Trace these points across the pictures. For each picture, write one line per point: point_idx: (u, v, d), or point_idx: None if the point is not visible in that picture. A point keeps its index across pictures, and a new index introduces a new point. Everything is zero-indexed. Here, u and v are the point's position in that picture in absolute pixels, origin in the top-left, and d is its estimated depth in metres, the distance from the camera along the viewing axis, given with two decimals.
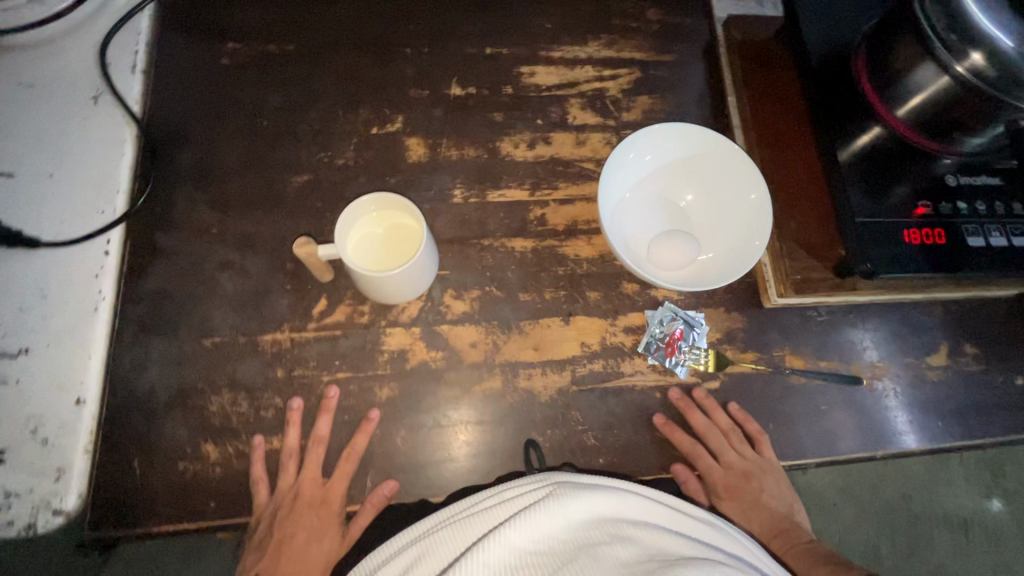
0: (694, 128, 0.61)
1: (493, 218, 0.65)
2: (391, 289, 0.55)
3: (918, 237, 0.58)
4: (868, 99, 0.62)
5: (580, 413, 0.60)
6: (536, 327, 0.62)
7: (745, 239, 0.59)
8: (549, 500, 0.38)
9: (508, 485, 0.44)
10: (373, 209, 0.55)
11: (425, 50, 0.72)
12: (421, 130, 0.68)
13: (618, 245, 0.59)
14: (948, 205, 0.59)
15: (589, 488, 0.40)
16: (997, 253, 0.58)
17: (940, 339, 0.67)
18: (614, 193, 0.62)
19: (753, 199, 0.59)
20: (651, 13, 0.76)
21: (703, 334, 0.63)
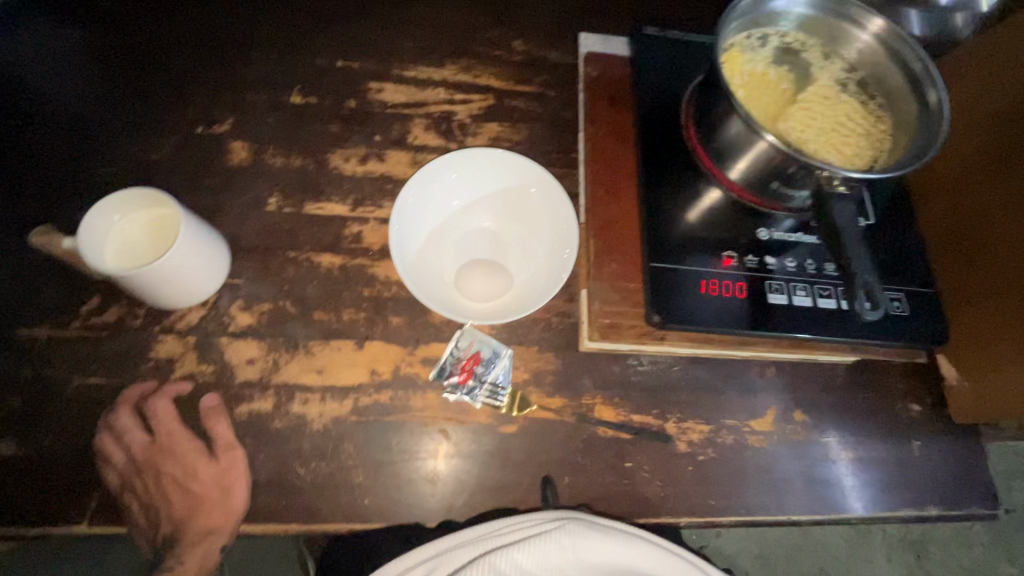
0: (449, 157, 0.58)
1: (305, 231, 0.62)
2: (178, 281, 0.52)
3: (721, 289, 0.58)
4: (695, 152, 0.62)
5: (354, 447, 0.55)
6: (325, 349, 0.58)
7: (554, 234, 0.59)
8: (558, 535, 0.49)
9: (527, 515, 0.51)
10: (118, 217, 0.51)
11: (272, 57, 0.70)
12: (249, 135, 0.66)
13: (410, 276, 0.55)
14: (755, 258, 0.59)
15: (601, 531, 0.51)
16: (798, 312, 0.57)
17: (771, 402, 0.63)
18: (416, 219, 0.58)
19: (535, 192, 0.60)
20: (517, 42, 0.75)
21: (508, 363, 0.60)
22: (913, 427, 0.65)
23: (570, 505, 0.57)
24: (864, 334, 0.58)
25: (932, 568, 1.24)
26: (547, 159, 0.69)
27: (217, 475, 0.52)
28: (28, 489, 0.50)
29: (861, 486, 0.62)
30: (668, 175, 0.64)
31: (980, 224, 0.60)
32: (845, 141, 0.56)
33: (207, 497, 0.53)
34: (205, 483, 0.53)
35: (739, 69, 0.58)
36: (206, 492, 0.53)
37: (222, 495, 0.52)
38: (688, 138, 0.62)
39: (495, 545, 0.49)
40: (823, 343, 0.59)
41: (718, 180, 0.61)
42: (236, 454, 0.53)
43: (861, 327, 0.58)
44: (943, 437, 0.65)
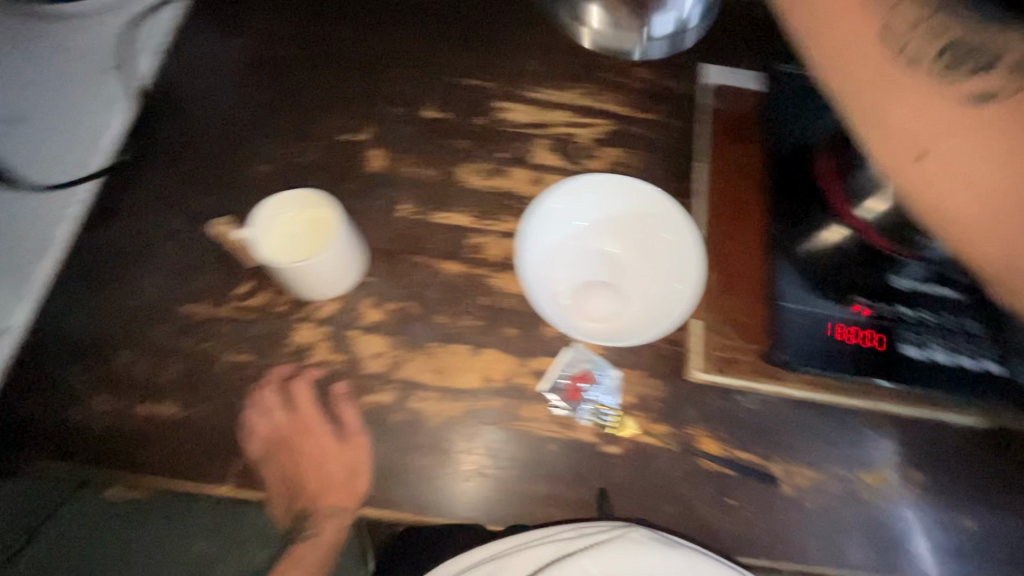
0: (598, 178, 0.61)
1: (431, 238, 0.66)
2: (326, 275, 0.57)
3: (851, 337, 0.56)
4: (827, 197, 0.61)
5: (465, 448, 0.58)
6: (443, 351, 0.61)
7: (676, 282, 0.59)
8: (622, 545, 0.52)
9: (586, 524, 0.54)
10: (288, 209, 0.57)
11: (411, 75, 0.75)
12: (387, 145, 0.71)
13: (534, 289, 0.59)
14: (889, 307, 0.57)
15: (665, 548, 0.52)
16: (930, 367, 0.56)
17: (884, 456, 0.61)
18: (544, 234, 0.61)
19: (670, 240, 0.60)
20: (641, 70, 0.77)
21: (617, 385, 0.61)
22: None
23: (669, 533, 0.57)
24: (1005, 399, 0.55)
25: None
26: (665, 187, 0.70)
27: (345, 458, 0.57)
28: (181, 449, 0.56)
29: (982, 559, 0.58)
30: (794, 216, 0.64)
31: None
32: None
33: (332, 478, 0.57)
34: (337, 467, 0.57)
35: None
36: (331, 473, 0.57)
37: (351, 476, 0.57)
38: (822, 181, 0.62)
39: (561, 552, 0.52)
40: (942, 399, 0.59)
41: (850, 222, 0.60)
42: (363, 441, 0.58)
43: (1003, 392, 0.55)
44: None
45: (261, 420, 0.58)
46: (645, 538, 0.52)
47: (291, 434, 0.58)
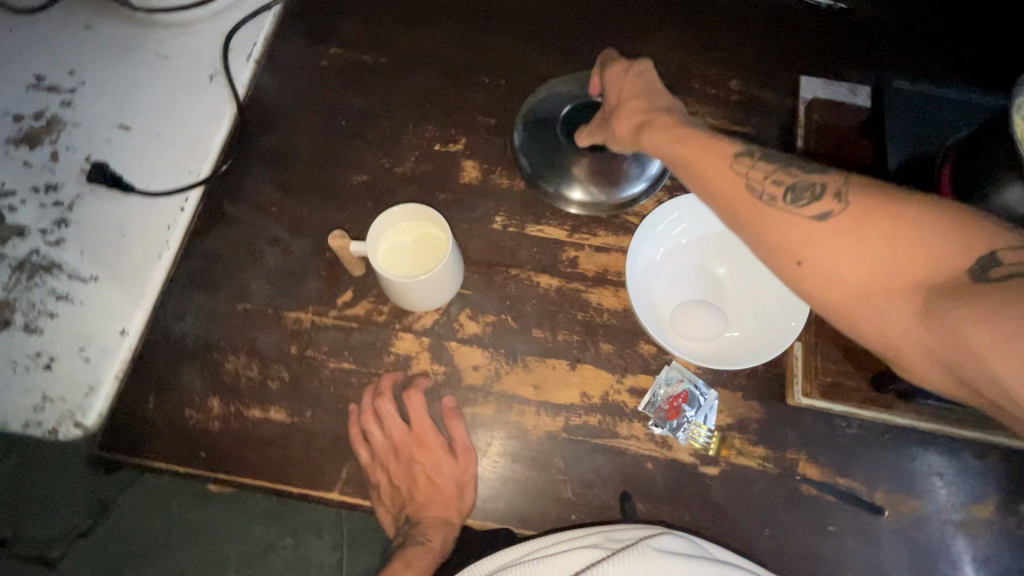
0: None
1: (525, 250, 0.67)
2: (431, 291, 0.58)
3: None
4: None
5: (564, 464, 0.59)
6: (540, 365, 0.62)
7: (779, 318, 0.58)
8: (649, 549, 0.46)
9: (619, 530, 0.50)
10: (404, 221, 0.59)
11: (502, 83, 0.75)
12: (479, 155, 0.71)
13: (638, 303, 0.58)
14: None
15: (693, 559, 0.47)
16: None
17: (991, 489, 0.59)
18: (651, 247, 0.62)
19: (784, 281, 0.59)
20: (734, 82, 0.75)
21: (714, 406, 0.61)
22: None
23: (767, 557, 0.57)
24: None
25: None
26: None
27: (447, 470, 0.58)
28: (292, 453, 0.58)
29: None
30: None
31: None
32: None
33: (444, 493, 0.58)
34: (443, 476, 0.58)
35: None
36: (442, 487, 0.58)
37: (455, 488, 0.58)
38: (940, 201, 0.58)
39: (586, 557, 0.47)
40: None
41: None
42: (472, 456, 0.58)
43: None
44: None
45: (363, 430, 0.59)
46: (672, 544, 0.47)
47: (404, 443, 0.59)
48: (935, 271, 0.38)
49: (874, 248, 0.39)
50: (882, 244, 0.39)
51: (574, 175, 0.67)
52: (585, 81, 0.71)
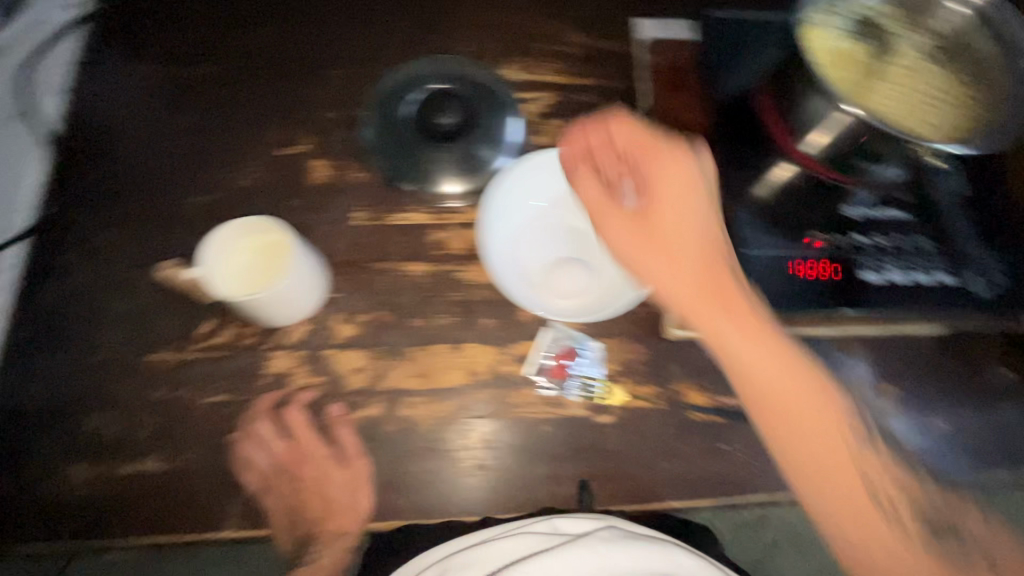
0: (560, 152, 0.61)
1: (391, 241, 0.65)
2: (290, 302, 0.56)
3: (812, 272, 0.60)
4: (771, 130, 0.61)
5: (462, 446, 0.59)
6: (424, 354, 0.61)
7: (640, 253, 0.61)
8: (596, 542, 0.48)
9: (564, 518, 0.52)
10: (243, 237, 0.55)
11: (340, 74, 0.72)
12: (328, 153, 0.68)
13: (507, 275, 0.59)
14: (841, 237, 0.61)
15: (637, 541, 0.49)
16: (887, 288, 0.60)
17: (858, 375, 0.64)
18: (510, 214, 0.62)
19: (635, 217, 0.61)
20: (574, 35, 0.75)
21: (600, 356, 0.62)
22: (1010, 392, 0.64)
23: (669, 487, 0.59)
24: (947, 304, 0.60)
25: None
26: None
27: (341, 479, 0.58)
28: (177, 500, 0.55)
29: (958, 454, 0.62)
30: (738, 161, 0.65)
31: None
32: (929, 114, 0.54)
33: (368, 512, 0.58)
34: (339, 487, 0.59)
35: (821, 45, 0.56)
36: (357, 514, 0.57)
37: (354, 496, 0.58)
38: (762, 116, 0.62)
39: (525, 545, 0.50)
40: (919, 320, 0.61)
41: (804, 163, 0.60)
42: (371, 467, 0.58)
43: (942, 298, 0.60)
44: None
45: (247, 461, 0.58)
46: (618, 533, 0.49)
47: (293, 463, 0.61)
48: (805, 400, 0.53)
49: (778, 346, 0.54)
50: (828, 415, 0.53)
51: (444, 164, 0.66)
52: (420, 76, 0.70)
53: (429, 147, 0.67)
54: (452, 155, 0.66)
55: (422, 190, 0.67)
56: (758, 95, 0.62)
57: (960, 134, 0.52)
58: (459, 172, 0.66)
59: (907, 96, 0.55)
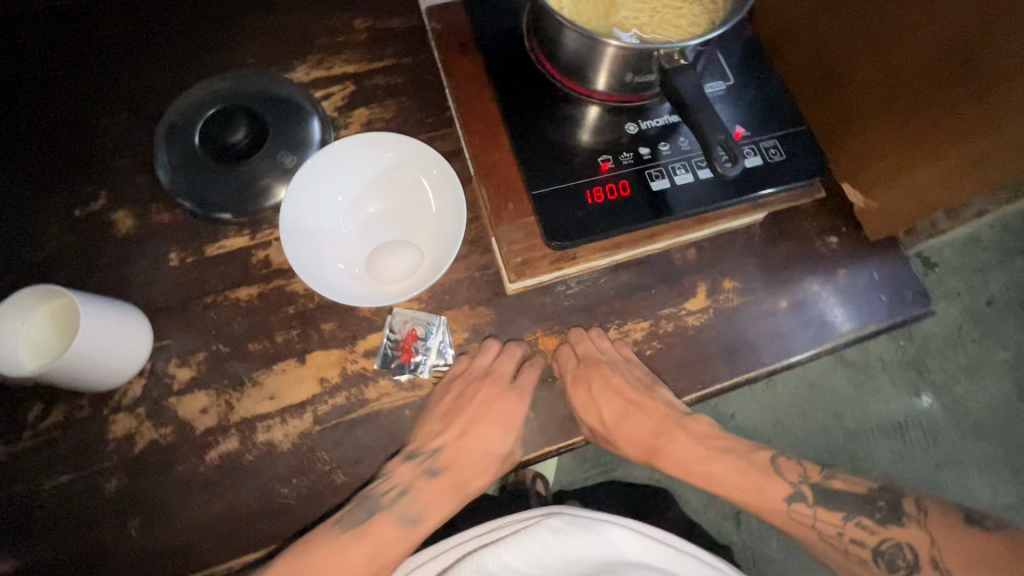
0: (340, 151, 0.60)
1: (214, 273, 0.63)
2: (101, 361, 0.54)
3: (606, 196, 0.60)
4: (557, 80, 0.65)
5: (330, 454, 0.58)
6: (270, 375, 0.60)
7: (447, 210, 0.61)
8: (540, 531, 0.59)
9: (514, 516, 0.62)
10: (40, 308, 0.53)
11: (124, 118, 0.68)
12: (127, 202, 0.65)
13: (334, 286, 0.58)
14: (629, 154, 0.62)
15: (582, 525, 0.61)
16: (683, 192, 0.60)
17: (698, 279, 0.66)
18: (320, 224, 0.60)
19: (434, 176, 0.61)
20: (359, 21, 0.74)
21: (445, 328, 0.62)
22: (835, 256, 0.68)
23: None
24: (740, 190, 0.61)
25: (930, 380, 1.48)
26: (422, 125, 0.69)
27: (212, 523, 0.56)
28: None
29: (801, 326, 0.65)
30: (528, 112, 0.64)
31: (839, 46, 0.64)
32: (676, 16, 0.57)
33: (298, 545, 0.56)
34: (213, 533, 0.55)
35: None
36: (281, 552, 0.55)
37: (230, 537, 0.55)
38: (546, 69, 0.66)
39: (494, 536, 0.59)
40: (726, 214, 0.63)
41: (597, 96, 0.63)
42: (245, 506, 0.56)
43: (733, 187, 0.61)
44: (864, 255, 0.69)
45: (111, 531, 0.55)
46: (562, 520, 0.61)
47: (161, 512, 0.56)
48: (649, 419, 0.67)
49: (600, 400, 0.64)
50: (649, 416, 0.66)
51: (258, 182, 0.64)
52: (200, 101, 0.67)
53: (238, 169, 0.65)
54: (261, 175, 0.65)
55: (239, 216, 0.64)
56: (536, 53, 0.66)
57: (705, 27, 0.56)
58: (272, 190, 0.64)
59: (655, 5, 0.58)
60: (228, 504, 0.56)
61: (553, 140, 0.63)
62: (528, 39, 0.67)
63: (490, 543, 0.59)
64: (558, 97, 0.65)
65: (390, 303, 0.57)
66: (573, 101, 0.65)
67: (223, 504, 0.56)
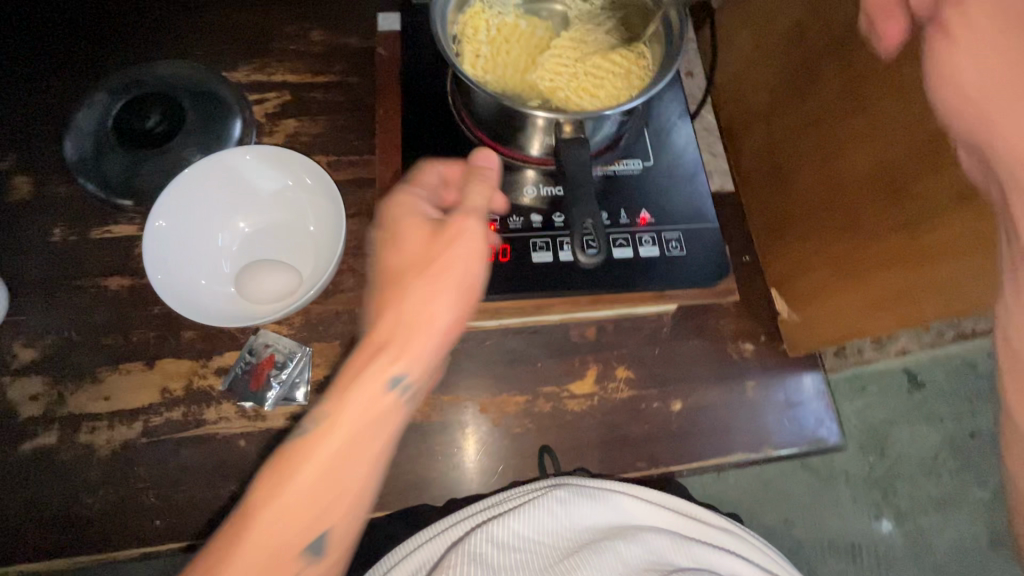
0: (218, 170, 0.59)
1: (90, 257, 0.61)
2: None
3: None
4: (468, 129, 0.62)
5: (380, 337, 0.42)
6: (113, 374, 0.56)
7: (325, 215, 0.59)
8: (546, 500, 0.49)
9: (513, 492, 0.52)
10: None
11: (55, 85, 0.68)
12: (31, 168, 0.64)
13: (196, 305, 0.55)
14: (517, 218, 0.59)
15: (591, 495, 0.50)
16: (563, 267, 0.57)
17: (591, 361, 0.61)
18: (197, 242, 0.58)
19: (310, 180, 0.60)
20: (315, 33, 0.72)
21: (307, 363, 0.58)
22: (746, 367, 0.62)
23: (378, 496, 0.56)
24: (636, 278, 0.57)
25: None
26: (346, 147, 0.67)
27: (7, 517, 0.52)
28: None
29: (692, 435, 0.60)
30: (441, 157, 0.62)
31: (781, 146, 0.61)
32: (597, 85, 0.58)
33: (430, 369, 0.44)
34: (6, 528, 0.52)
35: (483, 26, 0.58)
36: (362, 383, 0.40)
37: (20, 536, 0.52)
38: (462, 118, 0.63)
39: (500, 511, 0.49)
40: (620, 299, 0.58)
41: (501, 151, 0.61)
42: (44, 506, 0.53)
43: (627, 276, 0.57)
44: (779, 371, 0.63)
45: None
46: (569, 491, 0.50)
47: None
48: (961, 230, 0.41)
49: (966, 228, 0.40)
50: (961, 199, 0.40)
51: (152, 173, 0.62)
52: (118, 83, 0.66)
53: (131, 155, 0.63)
54: (173, 170, 0.63)
55: (140, 208, 0.62)
56: (455, 101, 0.63)
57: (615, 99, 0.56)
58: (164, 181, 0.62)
59: (578, 70, 0.58)
60: (29, 501, 0.53)
61: None
62: (449, 82, 0.65)
63: (496, 514, 0.49)
64: (473, 147, 0.63)
65: (254, 323, 0.53)
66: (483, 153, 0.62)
67: (24, 499, 0.53)
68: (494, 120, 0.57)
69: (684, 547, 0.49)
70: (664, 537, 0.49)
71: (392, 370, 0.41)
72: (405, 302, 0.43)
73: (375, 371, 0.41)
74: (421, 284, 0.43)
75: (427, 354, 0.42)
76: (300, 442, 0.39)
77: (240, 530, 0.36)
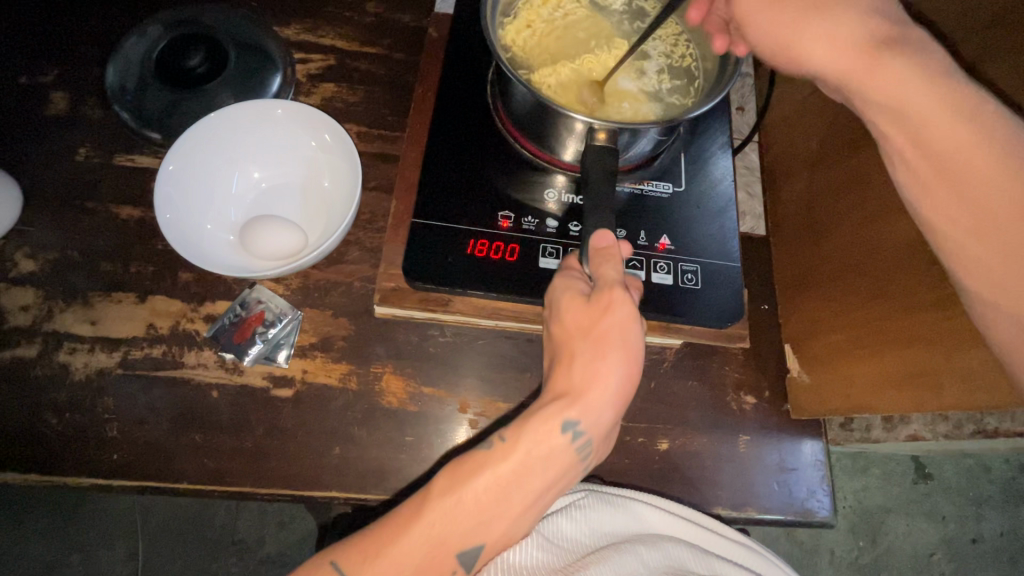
0: (238, 122, 0.58)
1: (106, 182, 0.61)
2: None
3: (487, 251, 0.56)
4: (502, 123, 0.62)
5: (526, 435, 0.42)
6: (103, 300, 0.56)
7: (337, 175, 0.59)
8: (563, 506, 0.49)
9: None
10: None
11: (113, 11, 0.69)
12: (72, 86, 0.65)
13: (197, 250, 0.54)
14: (533, 220, 0.58)
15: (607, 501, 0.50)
16: None
17: None
18: (211, 191, 0.57)
19: (327, 137, 0.59)
20: (371, 4, 0.71)
21: (295, 326, 0.57)
22: (742, 420, 0.59)
23: (336, 476, 0.53)
24: (644, 303, 0.55)
25: None
26: (378, 120, 0.66)
27: None
28: None
29: (673, 478, 0.56)
30: (469, 147, 0.61)
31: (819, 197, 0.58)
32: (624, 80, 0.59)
33: (610, 429, 0.44)
34: None
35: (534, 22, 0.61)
36: (541, 427, 0.42)
37: None
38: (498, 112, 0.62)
39: None
40: None
41: (530, 151, 0.60)
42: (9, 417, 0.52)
43: None
44: (776, 432, 0.59)
45: None
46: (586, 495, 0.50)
47: None
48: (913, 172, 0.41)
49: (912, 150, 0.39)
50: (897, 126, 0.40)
51: (184, 111, 0.63)
52: (171, 19, 0.67)
53: (168, 90, 0.63)
54: (206, 112, 0.63)
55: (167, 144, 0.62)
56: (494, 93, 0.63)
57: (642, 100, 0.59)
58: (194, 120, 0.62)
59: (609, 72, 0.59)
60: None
61: (473, 180, 0.59)
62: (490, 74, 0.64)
63: None
64: (503, 142, 0.61)
65: (251, 276, 0.52)
66: (511, 148, 0.61)
67: None
68: (526, 116, 0.56)
69: (698, 555, 0.48)
70: (683, 545, 0.48)
71: (568, 417, 0.42)
72: (577, 355, 0.43)
73: (517, 468, 0.41)
74: (585, 345, 0.43)
75: (604, 408, 0.42)
76: (476, 455, 0.42)
77: (417, 508, 0.40)
